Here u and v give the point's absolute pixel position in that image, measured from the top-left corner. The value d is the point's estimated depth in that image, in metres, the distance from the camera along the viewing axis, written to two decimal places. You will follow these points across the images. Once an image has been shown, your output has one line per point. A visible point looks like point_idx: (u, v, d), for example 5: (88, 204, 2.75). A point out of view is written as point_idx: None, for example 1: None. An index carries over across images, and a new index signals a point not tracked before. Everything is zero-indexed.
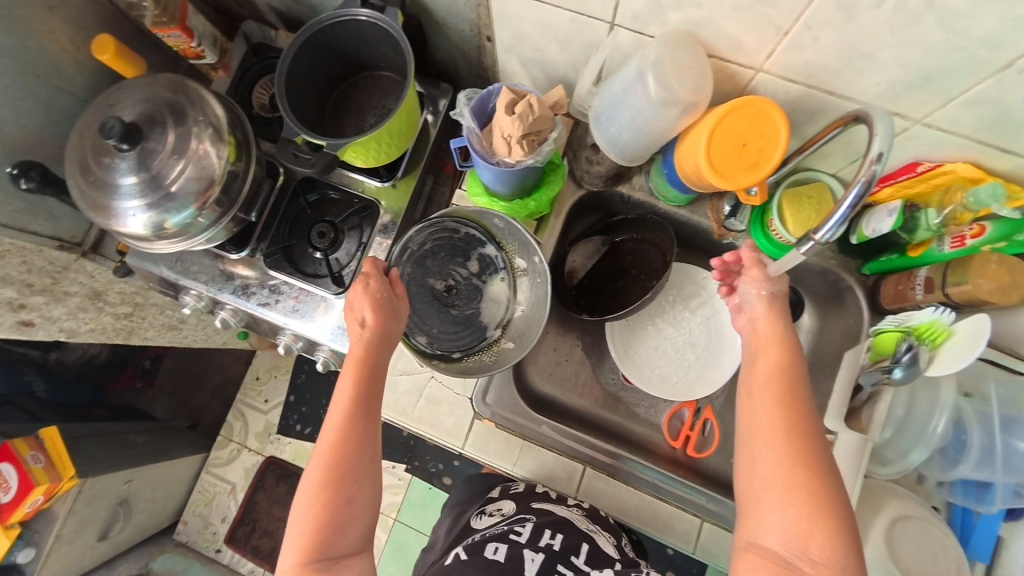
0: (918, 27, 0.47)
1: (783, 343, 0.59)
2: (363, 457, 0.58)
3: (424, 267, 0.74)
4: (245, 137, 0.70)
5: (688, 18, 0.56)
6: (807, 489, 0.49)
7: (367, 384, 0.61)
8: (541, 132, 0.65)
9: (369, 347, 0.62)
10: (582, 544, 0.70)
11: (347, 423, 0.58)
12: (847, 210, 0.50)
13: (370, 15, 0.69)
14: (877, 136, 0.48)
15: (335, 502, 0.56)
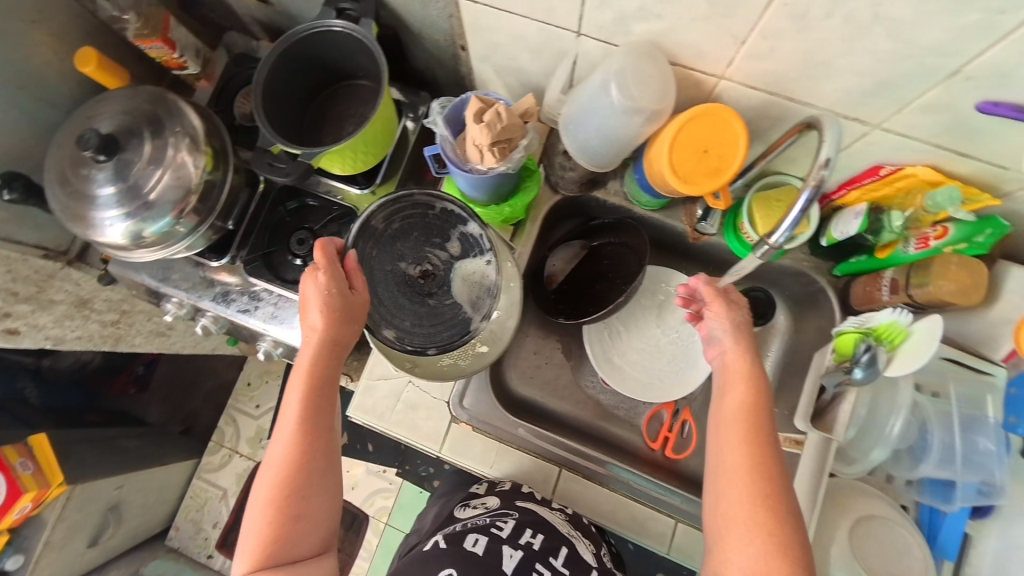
0: (869, 37, 0.48)
1: (752, 384, 0.59)
2: (314, 465, 0.59)
3: (397, 250, 0.71)
4: (222, 146, 0.71)
5: (649, 28, 0.57)
6: (767, 529, 0.50)
7: (315, 394, 0.61)
8: (512, 140, 0.66)
9: (317, 358, 0.62)
10: (562, 548, 0.70)
11: (298, 432, 0.59)
12: (798, 214, 0.51)
13: (344, 26, 0.71)
14: (826, 142, 0.50)
15: (285, 512, 0.57)
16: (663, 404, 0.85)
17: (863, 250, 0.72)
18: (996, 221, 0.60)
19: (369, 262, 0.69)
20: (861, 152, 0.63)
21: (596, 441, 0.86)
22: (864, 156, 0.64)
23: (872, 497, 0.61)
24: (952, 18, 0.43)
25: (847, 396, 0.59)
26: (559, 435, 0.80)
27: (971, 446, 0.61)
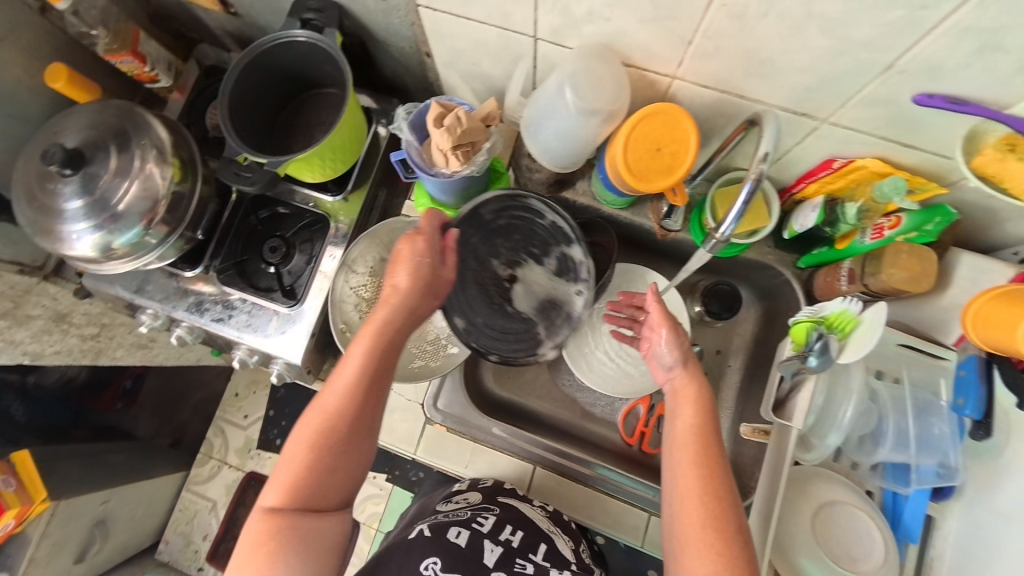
0: (804, 35, 0.50)
1: (700, 405, 0.60)
2: (359, 426, 0.58)
3: (493, 244, 0.78)
4: (190, 156, 0.72)
5: (600, 31, 0.59)
6: (715, 548, 0.52)
7: (379, 355, 0.59)
8: (475, 143, 0.67)
9: (394, 315, 0.61)
10: (540, 544, 0.69)
11: (354, 389, 0.57)
12: (742, 206, 0.53)
13: (307, 36, 0.72)
14: (765, 137, 0.51)
15: (321, 465, 0.56)
16: (638, 399, 0.86)
17: (825, 241, 0.74)
18: (943, 209, 0.61)
19: (462, 243, 0.75)
20: (813, 145, 0.65)
21: (572, 438, 0.87)
22: (816, 150, 0.66)
23: (833, 481, 0.64)
24: (878, 15, 0.45)
25: (805, 384, 0.60)
26: (539, 436, 0.80)
27: (926, 429, 0.62)
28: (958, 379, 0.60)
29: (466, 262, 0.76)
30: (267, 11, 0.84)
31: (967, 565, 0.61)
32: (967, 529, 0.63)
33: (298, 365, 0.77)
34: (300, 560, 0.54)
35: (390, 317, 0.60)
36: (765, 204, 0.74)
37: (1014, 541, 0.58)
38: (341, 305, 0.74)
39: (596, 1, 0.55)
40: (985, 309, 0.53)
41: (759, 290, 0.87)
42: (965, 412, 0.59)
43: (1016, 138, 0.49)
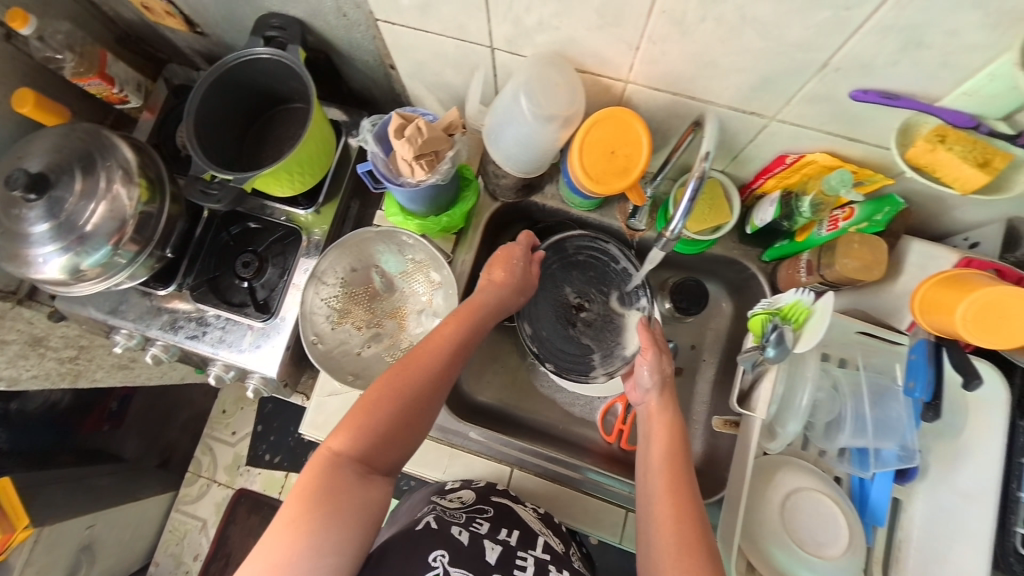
0: (743, 37, 0.51)
1: (672, 430, 0.67)
2: (433, 397, 0.64)
3: (570, 275, 0.85)
4: (158, 176, 0.73)
5: (552, 39, 0.60)
6: (687, 549, 0.54)
7: (467, 331, 0.69)
8: (438, 152, 0.68)
9: (487, 302, 0.73)
10: (539, 539, 0.70)
11: (449, 353, 0.67)
12: (689, 203, 0.56)
13: (270, 53, 0.73)
14: (706, 137, 0.55)
15: (400, 417, 0.61)
16: (615, 397, 0.86)
17: (784, 235, 0.76)
18: (892, 198, 0.63)
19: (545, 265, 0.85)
20: (766, 142, 0.67)
21: (552, 438, 0.87)
22: (769, 147, 0.68)
23: (797, 468, 0.65)
24: (808, 16, 0.47)
25: (767, 374, 0.62)
26: (516, 439, 0.82)
27: (883, 413, 0.64)
28: (910, 362, 0.58)
29: (544, 285, 0.85)
30: (234, 30, 0.85)
31: (935, 546, 0.63)
32: (931, 509, 0.65)
33: (274, 378, 0.78)
34: (347, 510, 0.55)
35: (487, 303, 0.72)
36: (726, 198, 0.76)
37: (976, 521, 0.60)
38: (312, 317, 0.74)
39: (545, 11, 0.56)
40: (929, 293, 0.55)
41: (729, 284, 0.89)
42: (915, 395, 0.57)
43: (945, 131, 0.52)
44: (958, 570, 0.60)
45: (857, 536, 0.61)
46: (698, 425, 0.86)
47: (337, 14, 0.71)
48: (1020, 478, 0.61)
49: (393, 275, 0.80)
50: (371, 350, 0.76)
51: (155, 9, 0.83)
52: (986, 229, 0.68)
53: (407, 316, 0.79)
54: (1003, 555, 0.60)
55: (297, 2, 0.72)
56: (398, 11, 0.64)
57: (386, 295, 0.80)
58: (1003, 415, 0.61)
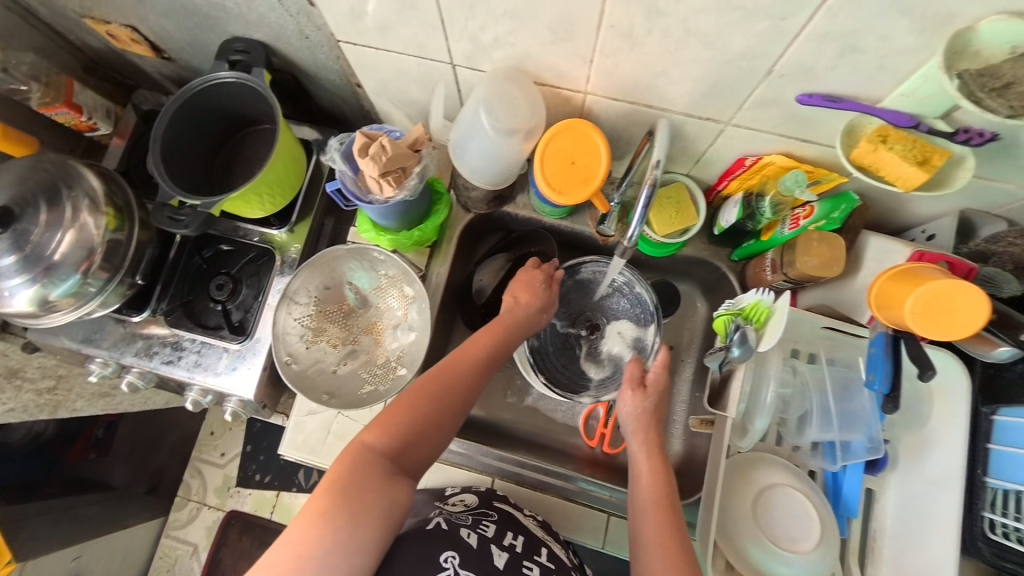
0: (690, 48, 0.53)
1: (658, 471, 0.67)
2: (459, 407, 0.68)
3: (579, 301, 0.88)
4: (126, 203, 0.73)
5: (509, 55, 0.62)
6: None
7: (496, 344, 0.74)
8: (405, 168, 0.69)
9: (514, 322, 0.77)
10: (540, 547, 0.70)
11: (477, 365, 0.71)
12: (644, 210, 0.57)
13: (234, 76, 0.74)
14: (657, 146, 0.57)
15: (432, 420, 0.66)
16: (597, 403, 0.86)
17: (750, 235, 0.78)
18: (846, 196, 0.66)
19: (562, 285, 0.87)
20: (725, 146, 0.69)
21: (536, 446, 0.88)
22: (728, 150, 0.69)
23: (773, 466, 0.69)
24: (747, 27, 0.48)
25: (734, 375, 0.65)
26: (496, 448, 0.83)
27: (847, 406, 0.66)
28: (870, 356, 0.60)
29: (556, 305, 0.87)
30: (200, 55, 0.85)
31: (905, 532, 0.66)
32: (903, 497, 0.67)
33: (251, 400, 0.78)
34: (371, 505, 0.57)
35: (514, 323, 0.77)
36: (692, 202, 0.77)
37: (943, 505, 0.63)
38: (285, 337, 0.73)
39: (499, 28, 0.58)
40: (884, 287, 0.57)
41: (702, 285, 0.90)
42: (874, 388, 0.58)
43: (887, 131, 0.54)
44: (928, 556, 0.63)
45: (828, 530, 0.64)
46: (678, 425, 0.87)
47: (299, 36, 0.72)
48: (985, 463, 0.65)
49: (367, 291, 0.81)
50: (347, 368, 0.78)
51: (120, 36, 0.84)
52: (940, 221, 0.70)
53: (383, 331, 0.80)
54: (973, 540, 0.65)
55: (260, 26, 0.72)
56: (357, 32, 0.65)
57: (362, 311, 0.81)
58: (966, 402, 0.64)
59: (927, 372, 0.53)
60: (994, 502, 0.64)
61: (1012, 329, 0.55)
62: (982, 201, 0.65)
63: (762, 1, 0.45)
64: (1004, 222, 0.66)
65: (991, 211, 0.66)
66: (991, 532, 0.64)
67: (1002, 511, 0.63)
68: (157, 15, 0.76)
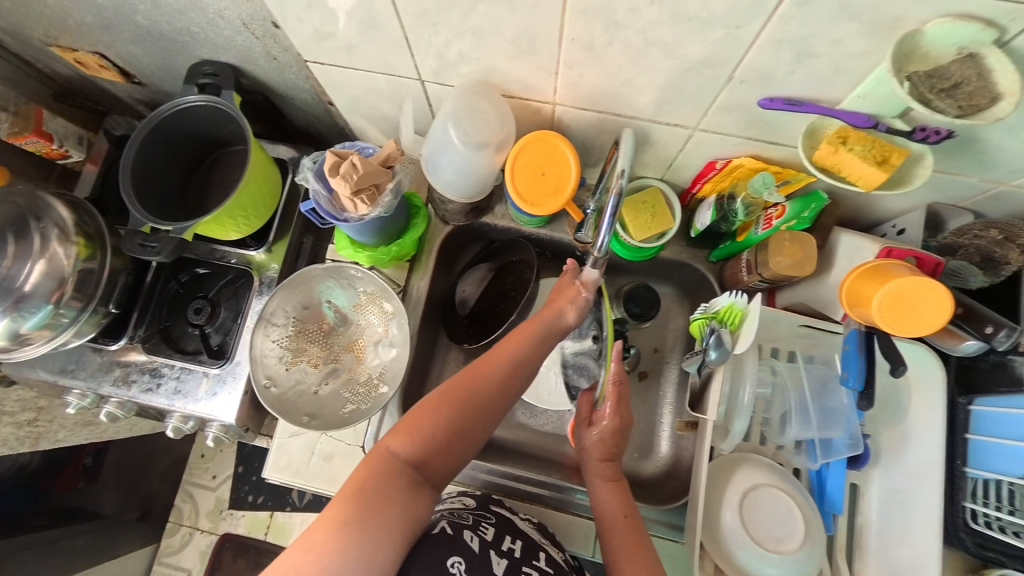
0: (651, 57, 0.53)
1: (621, 504, 0.68)
2: (488, 414, 0.65)
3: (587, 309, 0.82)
4: (97, 230, 0.73)
5: (476, 69, 0.62)
6: None
7: (533, 349, 0.68)
8: (378, 185, 0.69)
9: (551, 322, 0.70)
10: (539, 553, 0.69)
11: (507, 371, 0.66)
12: (610, 219, 0.58)
13: (202, 99, 0.73)
14: (621, 156, 0.57)
15: (458, 429, 0.63)
16: None
17: (727, 236, 0.79)
18: (817, 197, 0.66)
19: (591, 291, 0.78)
20: (695, 151, 0.69)
21: (524, 456, 0.87)
22: (698, 154, 0.70)
23: (756, 466, 0.71)
24: (704, 36, 0.49)
25: (714, 378, 0.65)
26: (484, 461, 0.83)
27: (826, 403, 0.69)
28: (846, 352, 0.62)
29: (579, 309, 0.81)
30: (170, 78, 0.85)
31: (891, 528, 0.68)
32: (886, 491, 0.70)
33: (233, 425, 0.77)
34: (393, 517, 0.56)
35: (552, 325, 0.70)
36: (667, 206, 0.77)
37: (923, 499, 0.66)
38: (263, 360, 0.74)
39: (463, 44, 0.58)
40: (854, 284, 0.59)
41: (682, 287, 0.90)
42: (849, 385, 0.61)
43: (847, 132, 0.55)
44: (914, 550, 0.65)
45: (811, 528, 0.67)
46: (664, 428, 0.87)
47: (267, 57, 0.72)
48: (964, 454, 0.67)
49: (346, 309, 0.82)
50: (328, 388, 0.78)
51: (89, 63, 0.84)
52: (909, 216, 0.71)
53: (364, 348, 0.81)
54: (956, 531, 0.68)
55: (227, 49, 0.72)
56: (324, 52, 0.65)
57: (342, 329, 0.82)
58: (942, 393, 0.66)
59: (898, 366, 0.56)
60: (975, 492, 0.66)
61: (978, 323, 0.56)
62: (947, 195, 0.66)
63: (716, 11, 0.46)
64: (970, 214, 0.67)
65: (957, 204, 0.68)
66: (974, 522, 0.66)
67: (983, 501, 0.65)
68: (124, 41, 0.76)
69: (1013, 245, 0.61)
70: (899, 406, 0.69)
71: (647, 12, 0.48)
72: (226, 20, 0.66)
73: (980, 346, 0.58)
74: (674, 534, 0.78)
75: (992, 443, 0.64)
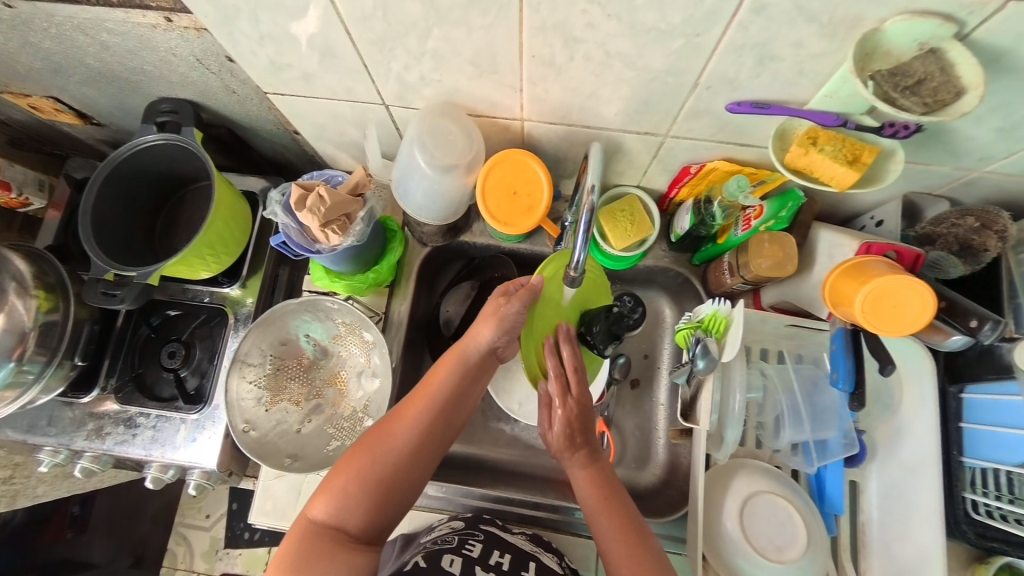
0: (614, 69, 0.52)
1: (603, 489, 0.64)
2: (415, 460, 0.64)
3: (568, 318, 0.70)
4: (58, 279, 0.72)
5: (440, 91, 0.61)
6: None
7: (452, 380, 0.67)
8: (349, 214, 0.67)
9: (477, 347, 0.68)
10: (529, 563, 0.69)
11: (429, 413, 0.66)
12: (584, 235, 0.55)
13: (160, 137, 0.71)
14: (591, 171, 0.55)
15: (380, 477, 0.62)
16: None
17: (707, 239, 0.78)
18: (794, 196, 0.66)
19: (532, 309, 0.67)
20: (669, 157, 0.68)
21: (517, 476, 0.85)
22: (672, 160, 0.69)
23: (752, 473, 0.70)
24: (665, 46, 0.48)
25: (703, 386, 0.66)
26: (477, 486, 0.81)
27: (816, 403, 0.68)
28: (833, 351, 0.63)
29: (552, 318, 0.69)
30: (130, 117, 0.83)
31: (891, 524, 0.67)
32: (884, 486, 0.69)
33: (214, 470, 0.74)
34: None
35: (477, 349, 0.68)
36: (646, 213, 0.76)
37: (922, 492, 0.64)
38: (240, 404, 0.72)
39: (423, 67, 0.57)
40: (835, 283, 0.58)
41: (667, 291, 0.89)
42: (839, 386, 0.61)
43: (816, 132, 0.54)
44: (915, 545, 0.64)
45: (813, 533, 0.66)
46: (660, 436, 0.86)
47: (225, 91, 0.70)
48: (960, 444, 0.67)
49: (325, 341, 0.80)
50: (311, 426, 0.76)
51: (43, 107, 0.81)
52: (885, 207, 0.71)
53: (346, 381, 0.79)
54: (956, 523, 0.66)
55: (184, 85, 0.70)
56: (282, 82, 0.63)
57: (323, 362, 0.80)
58: (932, 384, 0.65)
59: (888, 365, 0.57)
60: (974, 483, 0.66)
61: (962, 317, 0.55)
62: (921, 185, 0.66)
63: (674, 21, 0.45)
64: (945, 201, 0.67)
65: (932, 193, 0.68)
66: (974, 512, 0.65)
67: (983, 490, 0.65)
68: (77, 84, 0.74)
69: (990, 232, 0.61)
70: (890, 398, 0.69)
71: (606, 25, 0.47)
72: (179, 57, 0.64)
73: (966, 340, 0.56)
74: (676, 546, 0.76)
75: (986, 431, 0.63)
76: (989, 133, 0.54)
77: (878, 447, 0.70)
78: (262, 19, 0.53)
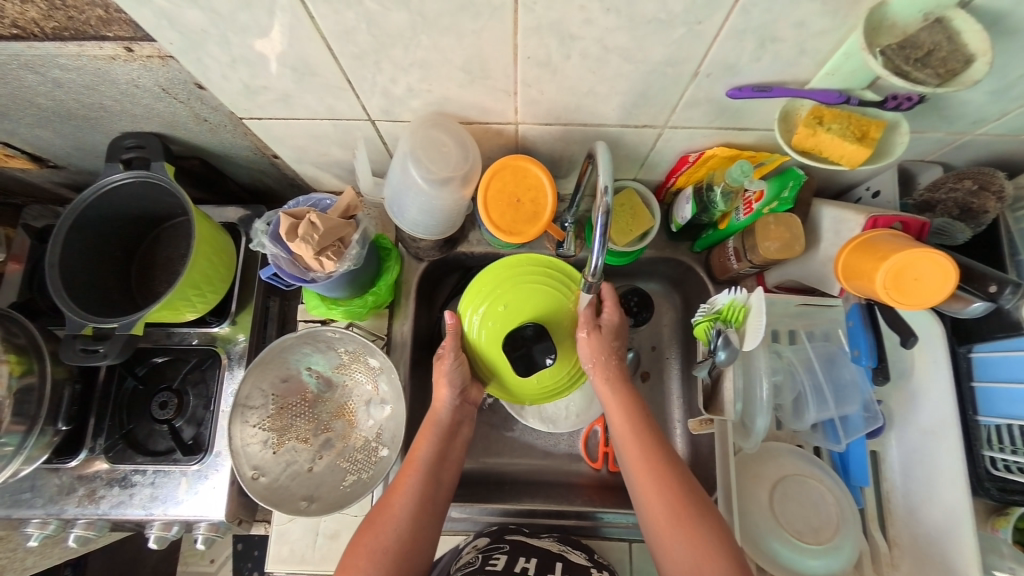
0: (612, 64, 0.51)
1: (636, 417, 0.67)
2: (419, 525, 0.64)
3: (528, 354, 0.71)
4: (30, 340, 0.67)
5: (429, 101, 0.58)
6: (683, 509, 0.59)
7: (437, 442, 0.69)
8: (343, 238, 0.64)
9: (446, 409, 0.72)
10: (556, 564, 0.67)
11: (421, 478, 0.66)
12: (602, 238, 0.53)
13: (128, 175, 0.66)
14: (601, 171, 0.52)
15: (392, 546, 0.61)
16: (593, 422, 0.84)
17: (707, 226, 0.76)
18: (793, 173, 0.65)
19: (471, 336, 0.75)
20: (665, 148, 0.67)
21: (539, 486, 0.83)
22: (670, 151, 0.68)
23: (781, 457, 0.71)
24: (664, 35, 0.46)
25: (723, 375, 0.67)
26: (497, 502, 0.78)
27: (837, 380, 0.68)
28: (851, 329, 0.63)
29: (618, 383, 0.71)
30: (91, 157, 0.77)
31: (915, 489, 0.67)
32: (905, 453, 0.69)
33: (223, 521, 0.70)
34: None
35: (447, 410, 0.72)
36: (646, 205, 0.73)
37: (943, 454, 0.64)
38: (245, 449, 0.68)
39: (410, 78, 0.54)
40: (848, 260, 0.59)
41: (668, 281, 0.88)
42: (863, 362, 0.61)
43: (821, 111, 0.54)
44: (943, 508, 0.64)
45: (845, 509, 0.66)
46: (678, 426, 0.84)
47: (195, 120, 0.66)
48: (974, 402, 0.67)
49: (328, 373, 0.76)
50: (323, 463, 0.72)
51: None
52: (881, 176, 0.70)
53: (354, 412, 0.76)
54: (979, 481, 0.67)
55: (149, 117, 0.65)
56: (259, 106, 0.60)
57: (328, 396, 0.76)
58: (944, 348, 0.65)
59: (908, 337, 0.57)
60: (990, 439, 0.66)
61: (980, 283, 0.55)
62: (915, 152, 0.67)
63: (674, 10, 0.44)
64: (938, 166, 0.67)
65: (924, 158, 0.68)
66: (994, 469, 0.66)
67: (999, 446, 0.65)
68: (29, 126, 0.68)
69: (988, 194, 0.62)
70: (903, 365, 0.70)
71: (603, 20, 0.45)
72: (142, 88, 0.59)
73: (986, 306, 0.56)
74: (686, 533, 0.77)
75: (998, 388, 0.64)
76: (984, 96, 0.54)
77: (895, 416, 0.71)
78: (232, 41, 0.49)
